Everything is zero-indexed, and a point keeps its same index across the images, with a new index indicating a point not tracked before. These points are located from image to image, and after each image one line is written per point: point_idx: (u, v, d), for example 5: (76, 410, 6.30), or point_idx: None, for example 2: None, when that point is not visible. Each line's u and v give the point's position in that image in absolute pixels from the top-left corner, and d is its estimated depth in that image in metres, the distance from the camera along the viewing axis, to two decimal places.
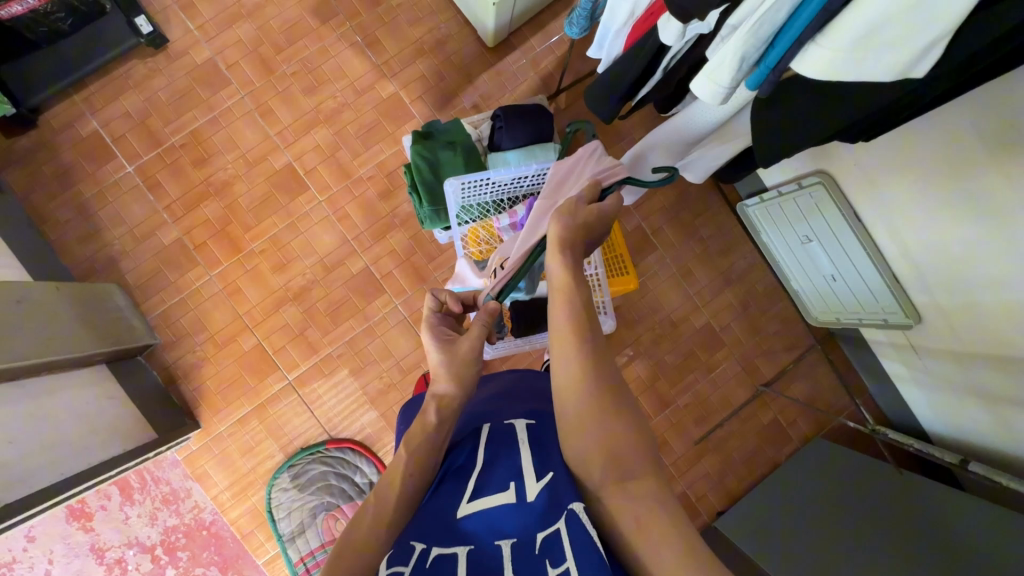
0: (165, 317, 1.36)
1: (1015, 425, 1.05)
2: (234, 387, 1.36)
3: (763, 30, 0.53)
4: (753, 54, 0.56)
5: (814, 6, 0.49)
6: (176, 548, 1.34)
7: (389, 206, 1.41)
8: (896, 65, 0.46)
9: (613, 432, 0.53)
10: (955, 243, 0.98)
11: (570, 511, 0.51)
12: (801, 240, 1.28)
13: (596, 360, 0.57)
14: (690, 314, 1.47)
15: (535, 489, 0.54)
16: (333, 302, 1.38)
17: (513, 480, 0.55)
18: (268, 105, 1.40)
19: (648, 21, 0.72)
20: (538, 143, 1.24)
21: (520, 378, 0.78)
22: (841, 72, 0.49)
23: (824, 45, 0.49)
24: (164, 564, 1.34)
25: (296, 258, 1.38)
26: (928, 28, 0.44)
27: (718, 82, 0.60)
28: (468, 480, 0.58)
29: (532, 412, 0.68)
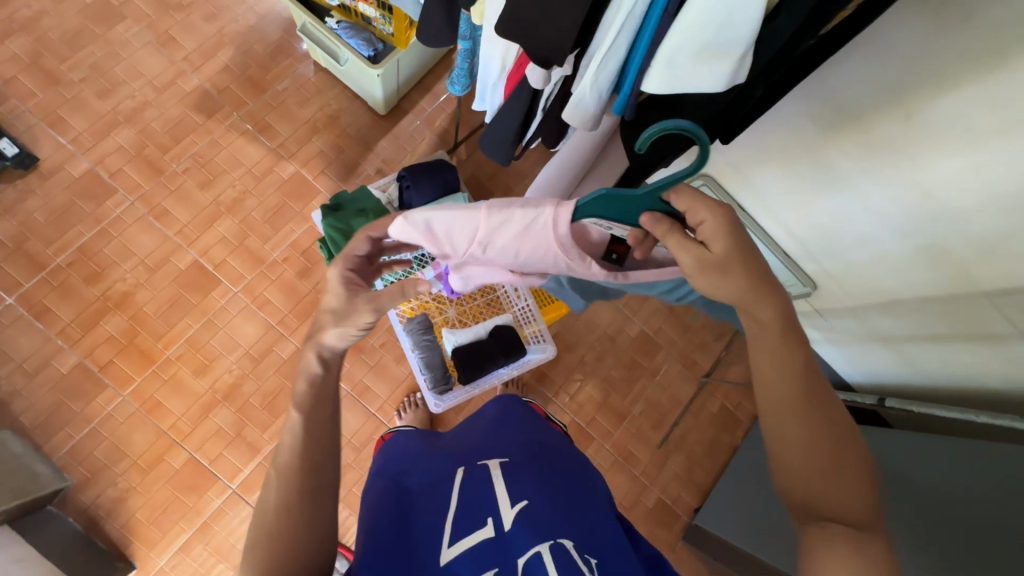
0: (75, 455, 1.22)
1: (914, 359, 1.20)
2: (169, 512, 1.23)
3: (609, 63, 0.58)
4: (606, 84, 0.60)
5: (647, 37, 0.55)
6: None
7: (310, 283, 1.37)
8: (721, 74, 0.52)
9: (841, 474, 0.52)
10: (825, 217, 1.12)
11: (558, 542, 0.54)
12: None
13: (828, 418, 0.53)
14: (623, 325, 1.55)
15: (510, 516, 0.57)
16: (268, 393, 1.31)
17: (490, 514, 0.57)
18: (162, 206, 1.35)
19: (518, 76, 0.75)
20: (447, 194, 1.31)
21: (503, 406, 0.81)
22: (682, 83, 0.55)
23: (658, 67, 0.55)
24: None
25: (218, 357, 1.31)
26: (737, 38, 0.50)
27: (586, 109, 0.63)
28: (445, 513, 0.58)
29: (506, 448, 0.69)
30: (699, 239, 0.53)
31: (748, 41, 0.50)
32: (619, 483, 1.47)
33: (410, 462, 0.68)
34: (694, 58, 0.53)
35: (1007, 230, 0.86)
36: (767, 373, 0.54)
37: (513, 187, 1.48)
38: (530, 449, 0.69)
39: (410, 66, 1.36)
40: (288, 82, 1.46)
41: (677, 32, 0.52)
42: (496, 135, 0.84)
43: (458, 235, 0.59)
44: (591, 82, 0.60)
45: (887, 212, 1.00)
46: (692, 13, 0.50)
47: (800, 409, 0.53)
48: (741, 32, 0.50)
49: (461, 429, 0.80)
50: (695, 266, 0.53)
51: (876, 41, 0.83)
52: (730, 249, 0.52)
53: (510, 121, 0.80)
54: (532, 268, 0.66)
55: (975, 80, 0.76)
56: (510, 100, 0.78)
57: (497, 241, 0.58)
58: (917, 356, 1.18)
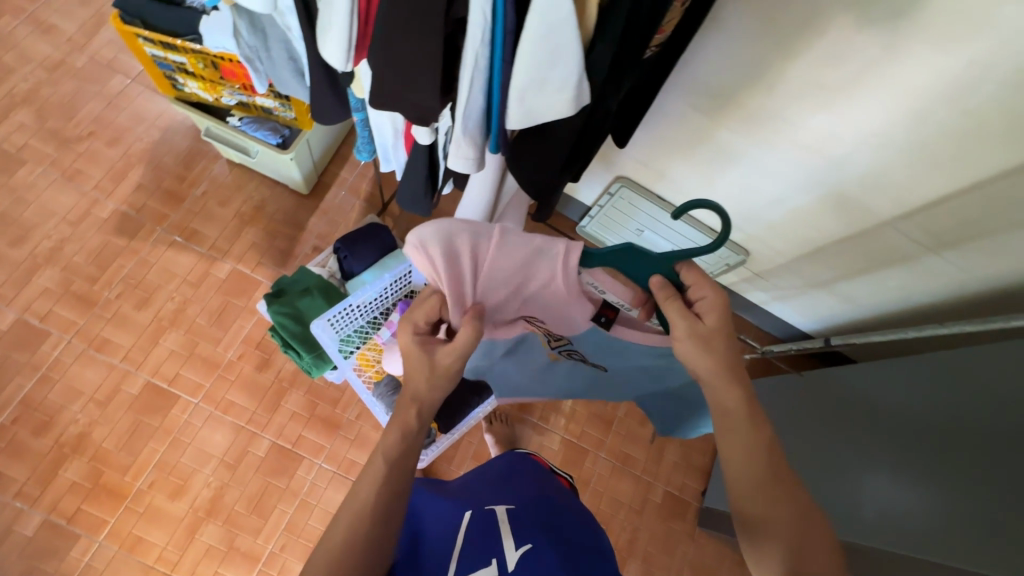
0: None
1: (851, 294, 1.28)
2: None
3: (471, 112, 0.61)
4: (475, 130, 0.63)
5: (496, 83, 0.59)
6: None
7: (271, 373, 1.35)
8: (565, 94, 0.57)
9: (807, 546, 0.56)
10: (732, 188, 1.21)
11: None
12: (637, 232, 1.47)
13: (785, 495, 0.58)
14: None
15: (514, 556, 0.57)
16: (252, 497, 1.27)
17: (494, 555, 0.57)
18: (102, 336, 1.32)
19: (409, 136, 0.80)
20: (386, 255, 1.34)
21: (516, 462, 0.82)
22: (536, 113, 0.59)
23: (512, 105, 0.59)
24: None
25: (193, 473, 1.26)
26: (567, 63, 0.55)
27: (466, 156, 0.66)
28: (450, 563, 0.59)
29: (513, 496, 0.70)
30: (696, 311, 0.64)
31: (576, 65, 0.55)
32: (624, 488, 1.48)
33: (420, 510, 0.69)
34: (539, 89, 0.57)
35: (879, 160, 0.97)
36: (736, 459, 0.60)
37: None
38: (537, 500, 0.70)
39: (320, 143, 1.40)
40: (205, 186, 1.47)
41: (517, 72, 0.56)
42: (406, 193, 0.88)
43: (478, 244, 0.68)
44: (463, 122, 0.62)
45: (780, 171, 1.10)
46: (528, 45, 0.54)
47: (771, 487, 0.58)
48: (568, 60, 0.55)
49: (473, 479, 0.81)
50: (691, 333, 0.62)
51: (720, 31, 0.91)
52: (720, 324, 0.63)
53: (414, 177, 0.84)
54: (529, 290, 0.73)
55: (809, 45, 0.86)
56: (410, 159, 0.81)
57: (510, 251, 0.68)
58: (854, 291, 1.26)
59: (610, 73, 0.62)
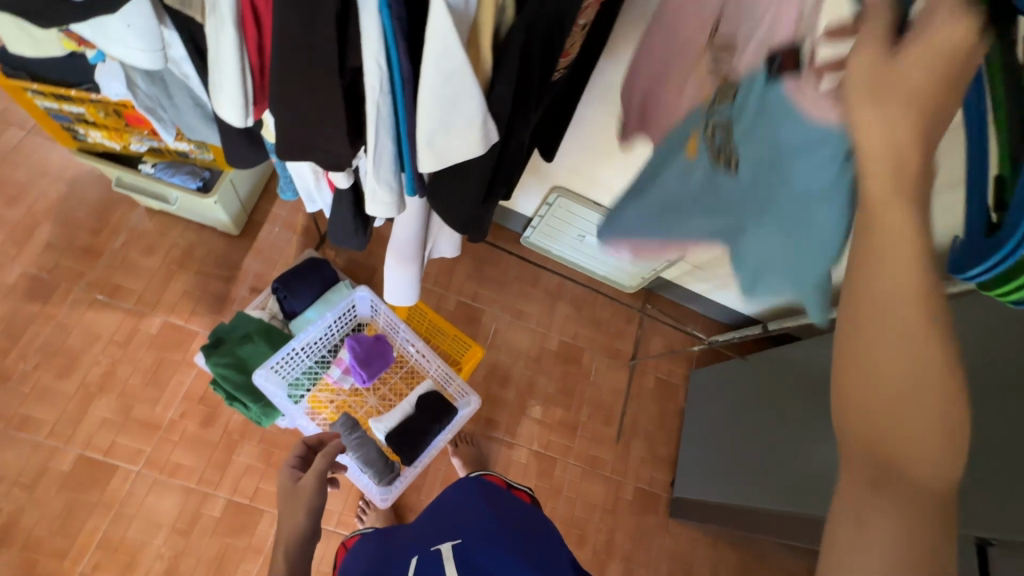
0: None
1: None
2: None
3: (383, 160, 0.61)
4: (391, 175, 0.64)
5: (403, 129, 0.59)
6: None
7: (219, 427, 1.28)
8: (473, 138, 0.58)
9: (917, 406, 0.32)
10: None
11: None
12: (579, 237, 1.50)
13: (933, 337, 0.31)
14: (543, 343, 1.60)
15: None
16: (212, 561, 1.20)
17: None
18: (21, 414, 1.21)
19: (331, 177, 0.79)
20: (329, 289, 1.30)
21: (464, 490, 0.79)
22: (447, 157, 0.59)
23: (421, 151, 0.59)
24: None
25: (142, 545, 1.18)
26: (468, 108, 0.55)
27: (386, 201, 0.66)
28: None
29: (460, 528, 0.70)
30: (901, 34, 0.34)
31: (478, 110, 0.56)
32: (596, 490, 1.50)
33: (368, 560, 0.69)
34: (445, 135, 0.58)
35: None
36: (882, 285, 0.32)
37: None
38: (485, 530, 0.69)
39: (246, 182, 1.35)
40: (125, 237, 1.38)
41: (421, 120, 0.57)
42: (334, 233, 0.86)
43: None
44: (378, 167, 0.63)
45: None
46: (424, 96, 0.54)
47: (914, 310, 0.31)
48: (469, 104, 0.55)
49: (424, 512, 0.80)
50: (869, 75, 0.34)
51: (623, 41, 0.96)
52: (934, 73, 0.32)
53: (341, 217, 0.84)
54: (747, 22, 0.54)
55: None
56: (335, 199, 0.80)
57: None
58: None
59: (516, 109, 0.62)
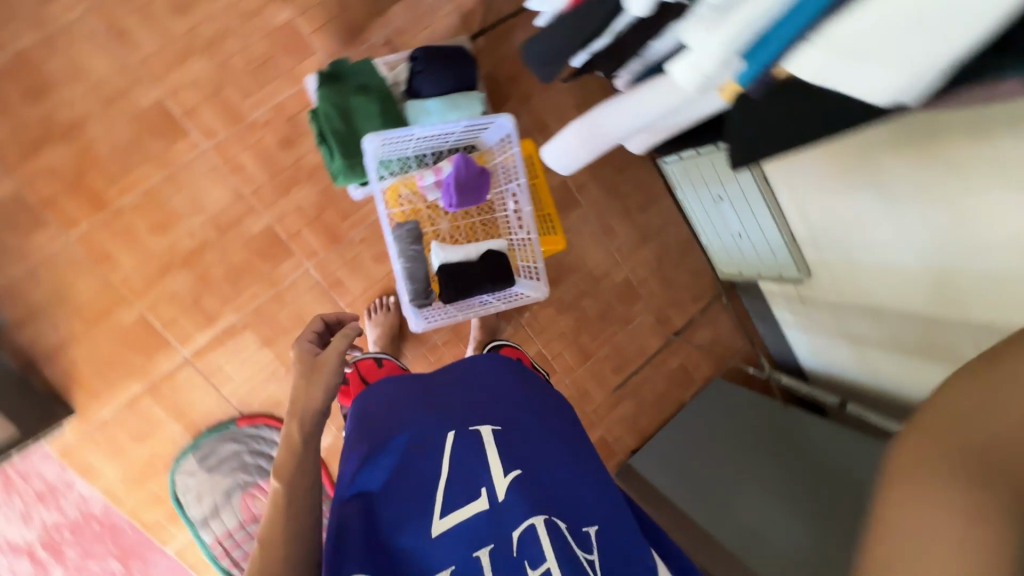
0: (12, 291, 1.11)
1: (873, 364, 1.27)
2: (115, 367, 1.18)
3: (748, 25, 0.48)
4: (741, 45, 0.50)
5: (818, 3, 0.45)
6: (62, 546, 1.23)
7: (293, 156, 1.23)
8: (899, 81, 0.43)
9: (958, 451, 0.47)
10: (850, 218, 1.10)
11: (549, 517, 0.60)
12: (715, 199, 1.37)
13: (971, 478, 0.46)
14: (610, 269, 1.52)
15: (503, 484, 0.61)
16: (232, 267, 1.22)
17: (483, 486, 0.60)
18: (124, 25, 1.13)
19: None
20: (460, 92, 1.16)
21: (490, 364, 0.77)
22: (839, 72, 0.46)
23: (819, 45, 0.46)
24: (46, 566, 1.23)
25: (179, 216, 1.18)
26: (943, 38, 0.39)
27: (699, 70, 0.54)
28: (435, 485, 0.60)
29: (491, 411, 0.69)
30: None
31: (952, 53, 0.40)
32: None
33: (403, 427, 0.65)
34: (873, 49, 0.43)
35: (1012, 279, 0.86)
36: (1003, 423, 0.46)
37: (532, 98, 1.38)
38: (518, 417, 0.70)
39: None
40: None
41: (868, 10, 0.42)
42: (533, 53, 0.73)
43: None
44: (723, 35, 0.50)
45: (911, 228, 0.98)
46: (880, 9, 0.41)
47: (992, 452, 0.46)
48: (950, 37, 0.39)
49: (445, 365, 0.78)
50: None
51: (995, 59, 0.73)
52: None
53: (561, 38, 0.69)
54: None
55: None
56: (579, 12, 0.66)
57: None
58: (880, 365, 1.24)
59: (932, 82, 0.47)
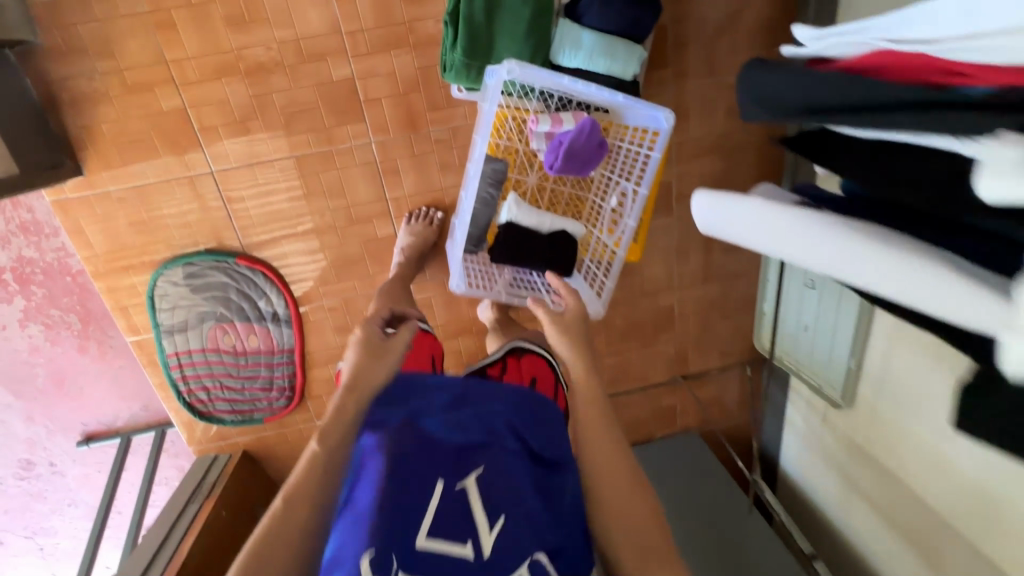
0: (55, 14, 0.96)
1: (850, 508, 1.27)
2: (136, 147, 1.07)
3: None
4: None
5: None
6: (30, 281, 1.28)
7: (409, 14, 1.04)
8: None
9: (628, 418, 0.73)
10: (929, 404, 1.00)
11: (535, 559, 0.57)
12: (804, 283, 1.24)
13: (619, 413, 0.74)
14: (660, 291, 1.40)
15: (490, 540, 0.57)
16: (295, 103, 1.07)
17: (469, 534, 0.57)
18: None
19: (910, 68, 0.49)
20: (623, 39, 0.96)
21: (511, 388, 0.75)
22: None
23: None
24: (13, 290, 1.28)
25: (262, 20, 1.01)
26: None
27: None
28: (421, 513, 0.58)
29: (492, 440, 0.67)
30: None
31: None
32: None
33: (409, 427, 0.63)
34: None
35: None
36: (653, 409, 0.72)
37: (688, 77, 1.17)
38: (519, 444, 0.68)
39: None
40: None
41: None
42: (769, 81, 0.59)
43: None
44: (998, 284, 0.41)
45: (985, 461, 0.89)
46: None
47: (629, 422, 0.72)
48: None
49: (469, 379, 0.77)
50: None
51: None
52: None
53: (816, 99, 0.52)
54: None
55: None
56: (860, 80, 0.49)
57: None
58: (858, 517, 1.25)
59: None
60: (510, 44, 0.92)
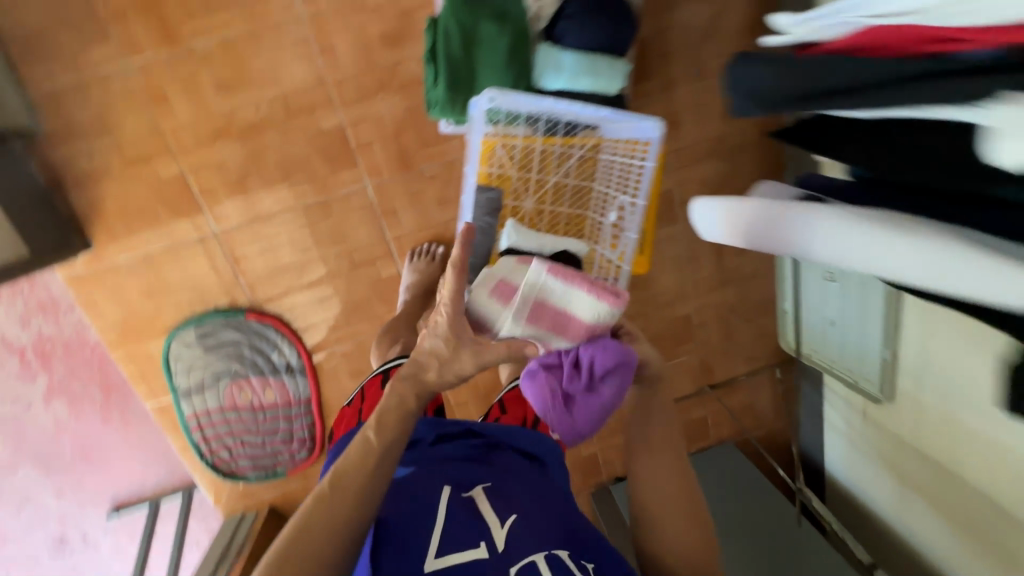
0: (55, 102, 1.00)
1: (909, 511, 1.18)
2: (139, 216, 1.09)
3: None
4: None
5: None
6: (51, 356, 1.30)
7: (391, 58, 1.06)
8: None
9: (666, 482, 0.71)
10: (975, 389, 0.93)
11: (553, 552, 0.56)
12: (824, 276, 1.19)
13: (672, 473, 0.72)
14: (675, 300, 1.37)
15: (501, 535, 0.56)
16: (289, 157, 1.09)
17: (483, 538, 0.55)
18: None
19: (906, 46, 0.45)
20: (605, 53, 0.95)
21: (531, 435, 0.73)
22: None
23: None
24: (36, 367, 1.30)
25: (251, 82, 1.04)
26: None
27: None
28: (434, 519, 0.57)
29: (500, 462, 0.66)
30: None
31: None
32: None
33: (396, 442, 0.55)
34: None
35: None
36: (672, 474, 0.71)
37: (677, 84, 1.17)
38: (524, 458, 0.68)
39: None
40: None
41: None
42: (756, 77, 0.53)
43: None
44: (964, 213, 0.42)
45: None
46: None
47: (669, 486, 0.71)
48: None
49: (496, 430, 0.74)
50: None
51: None
52: None
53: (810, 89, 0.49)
54: None
55: None
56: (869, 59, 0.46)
57: None
58: (916, 516, 1.16)
59: None
60: (493, 75, 0.92)
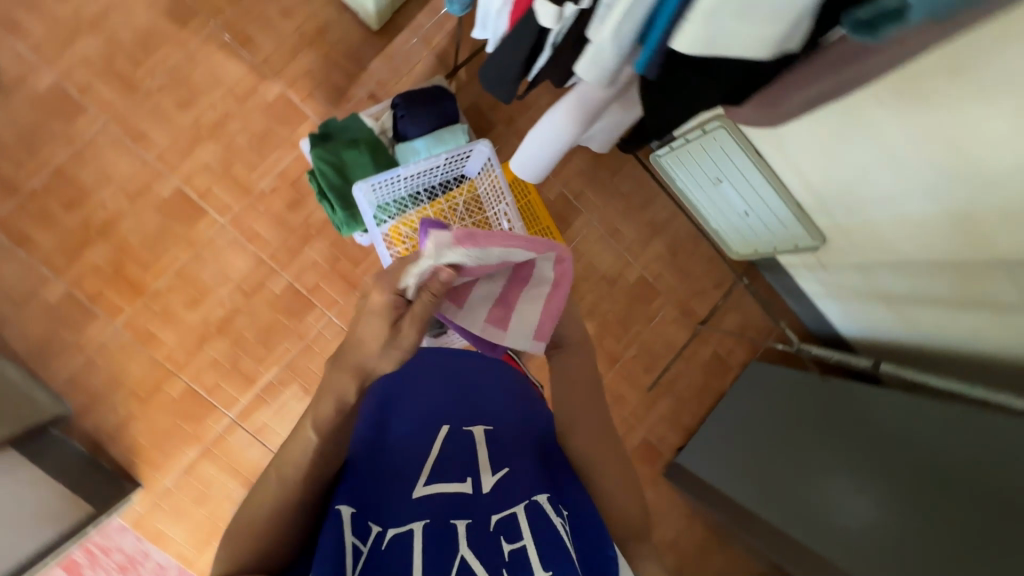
0: (74, 383, 1.22)
1: (909, 317, 1.21)
2: (169, 437, 1.26)
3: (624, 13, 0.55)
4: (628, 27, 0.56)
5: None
6: None
7: (301, 216, 1.32)
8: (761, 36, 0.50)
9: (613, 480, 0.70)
10: (851, 172, 1.04)
11: (532, 501, 0.61)
12: (713, 181, 1.31)
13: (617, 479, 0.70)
14: (623, 270, 1.53)
15: (489, 481, 0.63)
16: (262, 327, 1.30)
17: (469, 474, 0.63)
18: (139, 128, 1.26)
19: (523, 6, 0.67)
20: (444, 126, 1.22)
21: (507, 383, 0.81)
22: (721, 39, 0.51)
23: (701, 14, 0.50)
24: None
25: (210, 289, 1.28)
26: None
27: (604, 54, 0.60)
28: (423, 463, 0.64)
29: (496, 421, 0.73)
30: None
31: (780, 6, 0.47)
32: None
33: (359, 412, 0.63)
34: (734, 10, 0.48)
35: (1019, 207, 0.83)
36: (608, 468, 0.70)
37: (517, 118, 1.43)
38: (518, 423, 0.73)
39: None
40: None
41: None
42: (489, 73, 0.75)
43: None
44: (613, 33, 0.57)
45: (901, 159, 0.93)
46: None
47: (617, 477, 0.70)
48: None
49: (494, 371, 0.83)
50: None
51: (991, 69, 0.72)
52: None
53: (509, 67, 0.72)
54: None
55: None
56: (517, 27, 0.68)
57: None
58: (916, 316, 1.18)
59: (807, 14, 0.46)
60: None
